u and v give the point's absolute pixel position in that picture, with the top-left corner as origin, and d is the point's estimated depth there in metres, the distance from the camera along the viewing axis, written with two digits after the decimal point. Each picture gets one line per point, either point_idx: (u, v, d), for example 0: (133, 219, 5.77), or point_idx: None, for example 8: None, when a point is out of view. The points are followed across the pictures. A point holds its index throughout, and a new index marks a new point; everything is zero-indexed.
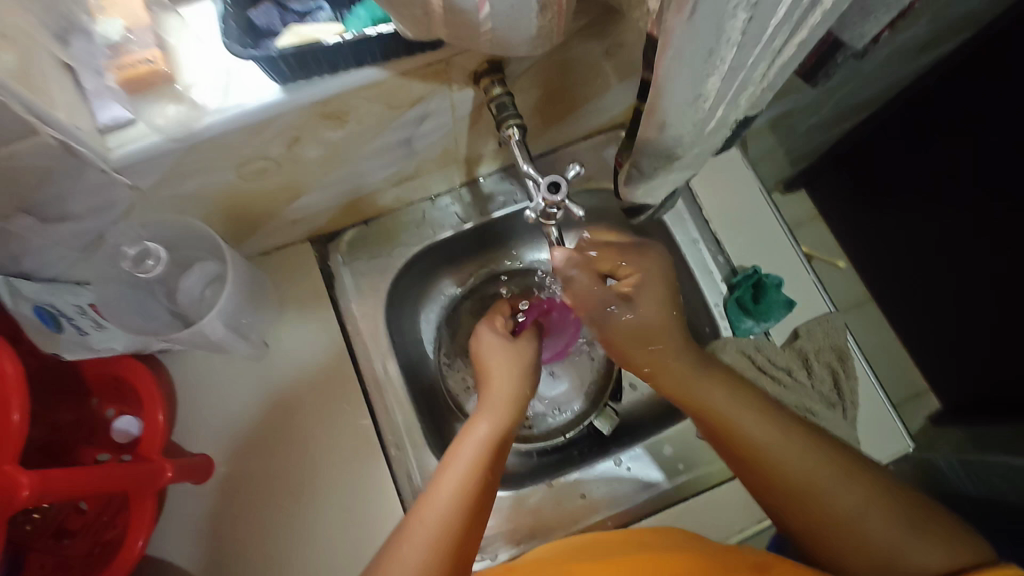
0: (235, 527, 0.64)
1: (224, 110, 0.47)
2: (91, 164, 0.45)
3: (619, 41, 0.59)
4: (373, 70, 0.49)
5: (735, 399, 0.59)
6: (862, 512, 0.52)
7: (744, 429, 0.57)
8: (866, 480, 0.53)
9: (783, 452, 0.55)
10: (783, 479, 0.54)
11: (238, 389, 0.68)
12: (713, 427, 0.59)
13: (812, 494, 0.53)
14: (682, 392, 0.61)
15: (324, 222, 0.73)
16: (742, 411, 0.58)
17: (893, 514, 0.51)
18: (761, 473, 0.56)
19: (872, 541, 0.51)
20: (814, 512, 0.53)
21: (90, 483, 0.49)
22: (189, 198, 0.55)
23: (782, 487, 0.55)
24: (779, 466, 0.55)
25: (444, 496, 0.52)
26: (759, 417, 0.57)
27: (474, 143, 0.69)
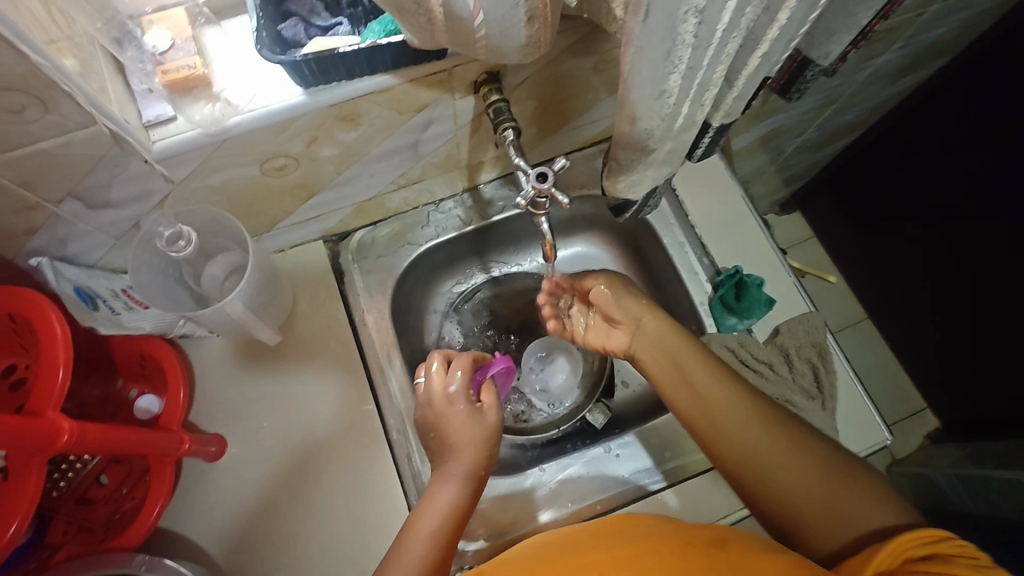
0: (245, 504, 0.68)
1: (253, 110, 0.54)
2: (136, 154, 0.52)
3: (605, 58, 0.66)
4: (384, 77, 0.56)
5: (690, 359, 0.62)
6: (796, 476, 0.52)
7: (699, 389, 0.59)
8: (813, 452, 0.53)
9: (731, 412, 0.57)
10: (726, 438, 0.56)
11: (252, 373, 0.73)
12: (669, 384, 0.62)
13: (750, 465, 0.54)
14: (662, 349, 0.64)
15: (337, 222, 0.79)
16: (700, 384, 0.60)
17: (821, 474, 0.51)
18: (708, 433, 0.58)
19: (801, 497, 0.51)
20: (749, 481, 0.54)
21: (123, 441, 0.53)
22: (217, 191, 0.62)
23: (725, 448, 0.56)
24: (722, 425, 0.57)
25: (433, 519, 0.55)
26: (714, 378, 0.60)
27: (475, 150, 0.76)
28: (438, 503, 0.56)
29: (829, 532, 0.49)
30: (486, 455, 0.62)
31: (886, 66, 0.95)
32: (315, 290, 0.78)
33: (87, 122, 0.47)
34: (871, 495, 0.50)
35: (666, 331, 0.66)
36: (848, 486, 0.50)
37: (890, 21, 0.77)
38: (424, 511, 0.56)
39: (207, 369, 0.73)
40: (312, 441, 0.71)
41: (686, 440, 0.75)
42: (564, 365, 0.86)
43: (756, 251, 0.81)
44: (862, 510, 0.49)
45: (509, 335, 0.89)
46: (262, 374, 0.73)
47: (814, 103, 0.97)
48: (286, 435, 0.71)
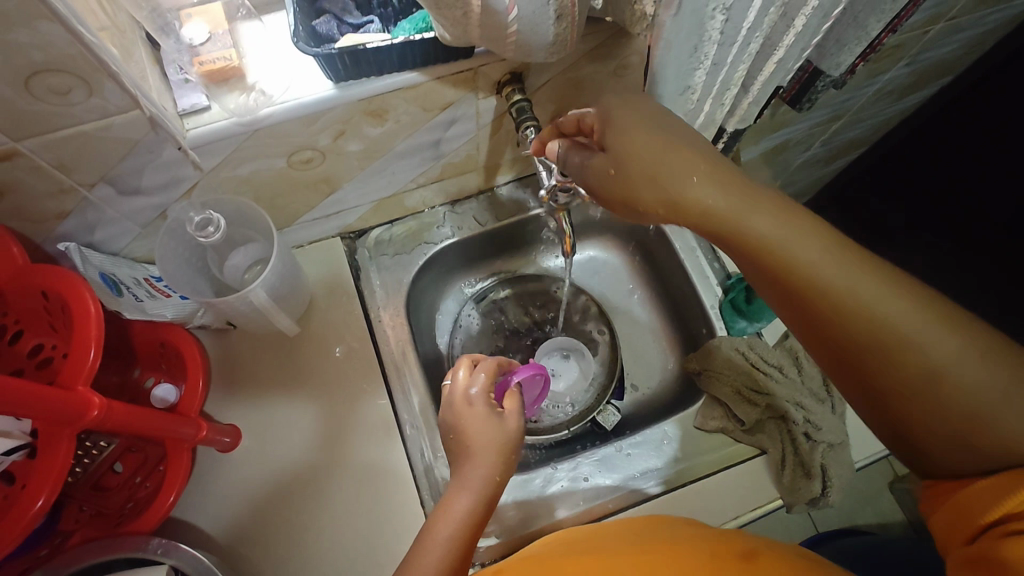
0: (257, 495, 0.68)
1: (285, 102, 0.55)
2: (170, 141, 0.53)
3: (624, 63, 0.68)
4: (412, 74, 0.57)
5: (769, 206, 0.42)
6: (961, 359, 0.37)
7: (817, 267, 0.40)
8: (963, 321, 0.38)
9: (864, 288, 0.39)
10: (862, 322, 0.39)
11: (269, 365, 0.74)
12: (781, 272, 0.41)
13: (889, 349, 0.39)
14: (730, 224, 0.42)
15: (355, 220, 0.80)
16: (803, 243, 0.41)
17: (986, 358, 0.37)
18: (837, 319, 0.40)
19: (969, 390, 0.37)
20: (889, 367, 0.39)
21: (145, 423, 0.54)
22: (244, 183, 0.63)
23: (859, 335, 0.40)
24: (849, 304, 0.39)
25: (451, 527, 0.50)
26: (827, 247, 0.41)
27: (494, 151, 0.77)
28: (457, 507, 0.52)
29: (969, 419, 0.37)
30: (505, 461, 0.57)
31: (891, 83, 0.98)
32: (332, 285, 0.79)
33: (128, 106, 0.49)
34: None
35: (744, 196, 0.42)
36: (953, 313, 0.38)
37: (898, 37, 0.79)
38: (439, 521, 0.51)
39: (224, 361, 0.73)
40: (327, 435, 0.71)
41: (697, 441, 0.75)
42: (576, 367, 0.87)
43: None
44: (998, 376, 0.36)
45: (519, 338, 0.90)
46: (278, 367, 0.74)
47: (822, 118, 1.00)
48: (301, 427, 0.71)
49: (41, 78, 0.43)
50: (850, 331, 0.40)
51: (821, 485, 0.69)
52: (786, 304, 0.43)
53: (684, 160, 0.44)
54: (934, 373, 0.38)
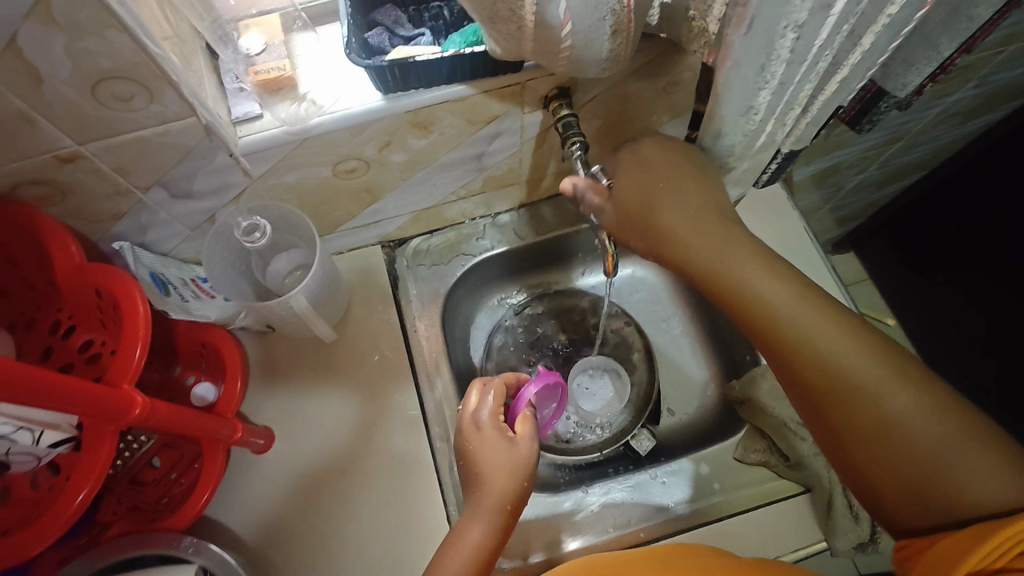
0: (287, 500, 0.68)
1: (335, 111, 0.56)
2: (222, 148, 0.55)
3: (675, 80, 0.67)
4: (460, 87, 0.57)
5: (758, 266, 0.48)
6: (917, 417, 0.42)
7: (785, 311, 0.46)
8: (916, 376, 0.43)
9: (835, 344, 0.45)
10: (839, 378, 0.44)
11: (303, 371, 0.75)
12: (762, 326, 0.47)
13: (847, 393, 0.44)
14: (711, 274, 0.50)
15: (396, 229, 0.81)
16: (780, 293, 0.47)
17: (940, 421, 0.42)
18: (807, 369, 0.46)
19: (921, 443, 0.42)
20: (845, 412, 0.45)
21: (183, 421, 0.55)
22: (290, 189, 0.64)
23: (839, 390, 0.45)
24: (822, 357, 0.45)
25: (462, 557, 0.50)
26: (799, 296, 0.47)
27: (538, 165, 0.77)
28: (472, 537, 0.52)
29: (924, 479, 0.42)
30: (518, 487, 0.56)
31: (957, 105, 0.93)
32: (369, 293, 0.79)
33: (185, 113, 0.50)
34: (977, 442, 0.41)
35: (733, 253, 0.49)
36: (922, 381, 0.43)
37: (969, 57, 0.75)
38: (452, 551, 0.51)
39: (261, 364, 0.74)
40: (358, 443, 0.71)
41: (737, 473, 0.72)
42: (611, 387, 0.86)
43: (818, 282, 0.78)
44: (947, 436, 0.42)
45: (553, 355, 0.88)
46: (313, 372, 0.75)
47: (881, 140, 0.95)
48: (333, 434, 0.72)
49: (107, 84, 0.45)
50: (819, 382, 0.45)
51: (870, 530, 0.64)
52: (764, 349, 0.49)
53: (696, 222, 0.51)
54: (894, 431, 0.43)
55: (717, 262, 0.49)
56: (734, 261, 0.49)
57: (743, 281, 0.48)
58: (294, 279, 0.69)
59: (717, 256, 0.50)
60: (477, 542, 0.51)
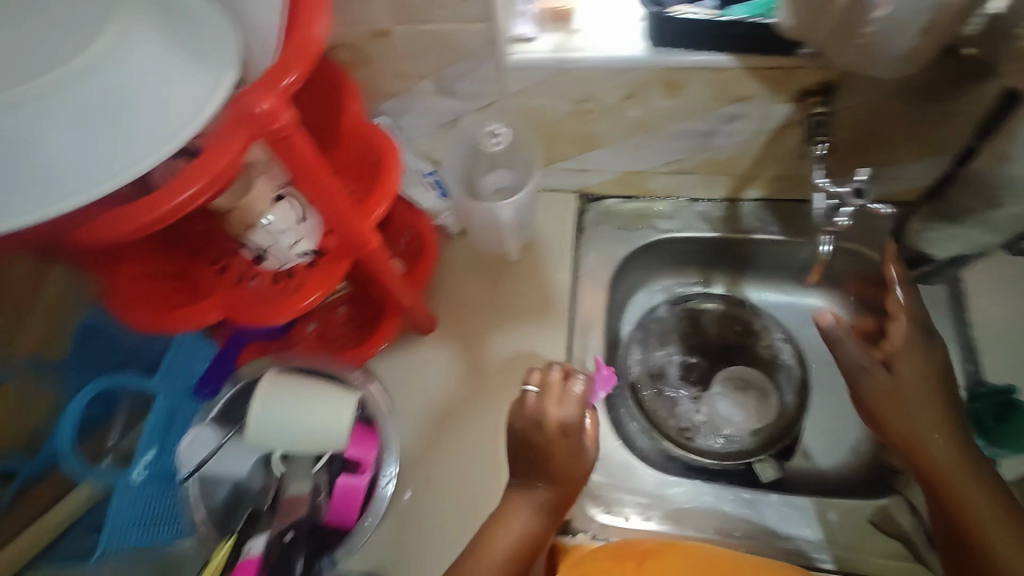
0: (431, 382, 0.76)
1: (600, 53, 0.60)
2: (495, 58, 0.61)
3: (954, 110, 0.61)
4: (725, 57, 0.58)
5: (934, 393, 0.61)
6: (1007, 541, 0.52)
7: (922, 414, 0.60)
8: (1006, 506, 0.54)
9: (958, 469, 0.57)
10: (945, 481, 0.57)
11: (476, 280, 0.82)
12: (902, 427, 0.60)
13: (951, 493, 0.56)
14: (888, 353, 0.64)
15: (596, 183, 0.84)
16: (922, 398, 0.61)
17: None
18: (929, 467, 0.58)
19: (1004, 561, 0.52)
20: (951, 508, 0.56)
21: (389, 277, 0.62)
22: (528, 115, 0.70)
23: (942, 486, 0.57)
24: (932, 456, 0.58)
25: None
26: (930, 403, 0.61)
27: (759, 162, 0.75)
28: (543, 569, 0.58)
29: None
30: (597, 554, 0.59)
31: None
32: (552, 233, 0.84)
33: (482, 18, 0.57)
34: None
35: (915, 348, 0.63)
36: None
37: None
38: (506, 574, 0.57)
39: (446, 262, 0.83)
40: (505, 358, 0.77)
41: (865, 540, 0.67)
42: (749, 406, 0.83)
43: None
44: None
45: (701, 355, 0.87)
46: (485, 285, 0.81)
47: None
48: (483, 345, 0.78)
49: None
50: (934, 474, 0.58)
51: None
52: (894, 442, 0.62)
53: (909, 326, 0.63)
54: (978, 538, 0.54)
55: (901, 380, 0.62)
56: (905, 354, 0.63)
57: (908, 410, 0.61)
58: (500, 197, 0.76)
59: (901, 346, 0.63)
60: (518, 532, 0.58)
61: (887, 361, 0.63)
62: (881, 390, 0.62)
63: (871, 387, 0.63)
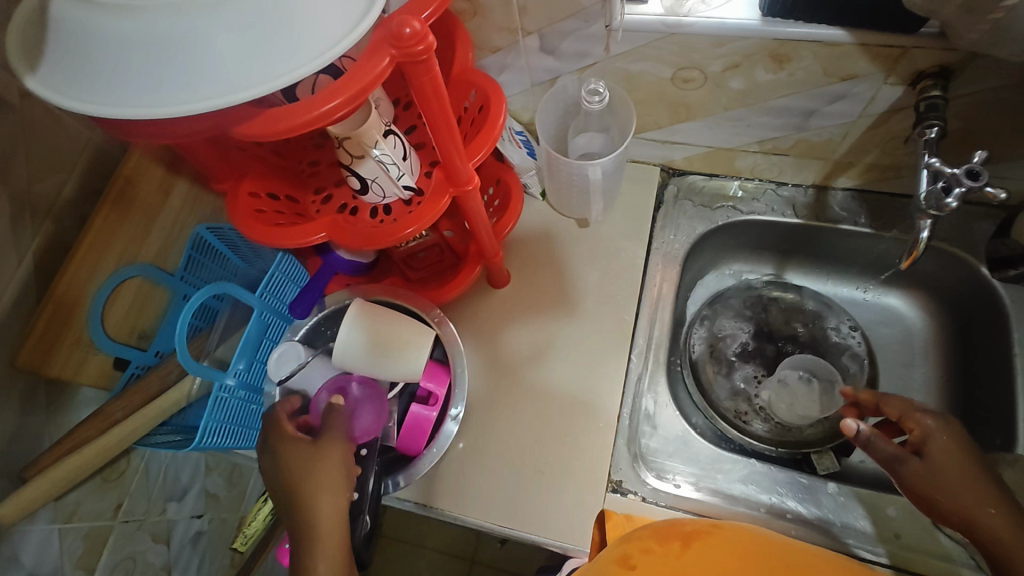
0: (496, 333, 0.77)
1: (712, 18, 0.60)
2: (604, 17, 0.62)
3: None
4: (840, 32, 0.57)
5: (970, 460, 0.58)
6: None
7: (967, 489, 0.56)
8: None
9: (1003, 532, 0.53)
10: (1015, 553, 0.52)
11: (550, 240, 0.83)
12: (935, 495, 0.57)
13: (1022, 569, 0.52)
14: (930, 488, 0.57)
15: (682, 159, 0.84)
16: (968, 488, 0.56)
17: None
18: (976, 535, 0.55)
19: None
20: None
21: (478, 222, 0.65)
22: (626, 80, 0.71)
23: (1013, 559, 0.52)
24: (993, 526, 0.54)
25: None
26: (977, 473, 0.57)
27: (857, 149, 0.73)
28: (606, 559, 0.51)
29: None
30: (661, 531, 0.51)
31: None
32: (632, 204, 0.84)
33: None
34: None
35: (951, 464, 0.58)
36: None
37: None
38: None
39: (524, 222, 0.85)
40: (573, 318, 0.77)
41: (924, 540, 0.65)
42: (817, 396, 0.80)
43: None
44: None
45: (769, 343, 0.86)
46: (560, 247, 0.82)
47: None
48: (554, 304, 0.79)
49: None
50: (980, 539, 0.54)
51: None
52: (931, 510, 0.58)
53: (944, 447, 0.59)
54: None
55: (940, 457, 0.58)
56: (944, 490, 0.57)
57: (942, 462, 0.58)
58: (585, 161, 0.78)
59: (937, 485, 0.57)
60: None
61: (918, 448, 0.61)
62: (920, 473, 0.58)
63: (912, 477, 0.59)
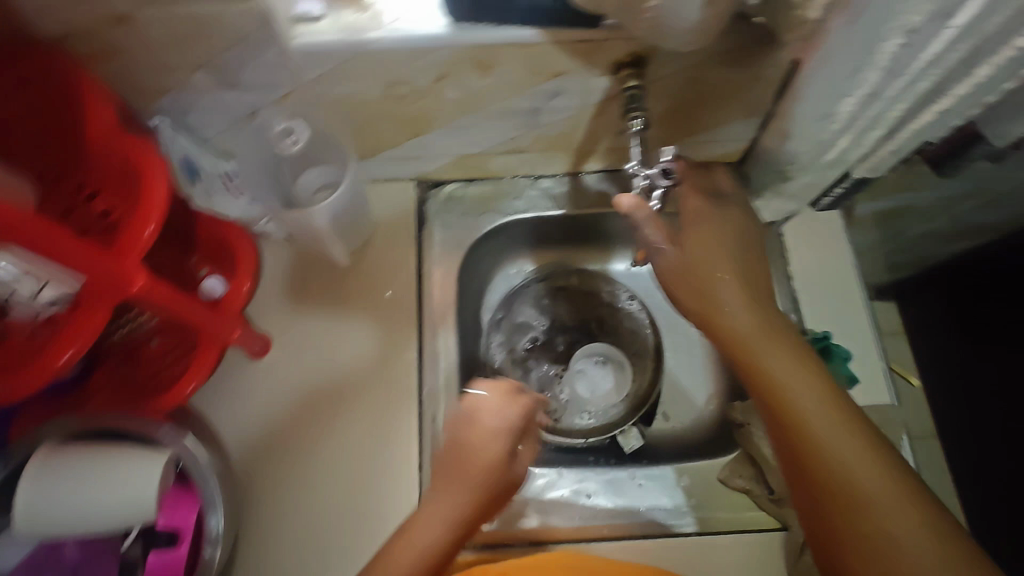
0: (272, 407, 0.70)
1: (398, 31, 0.53)
2: (275, 43, 0.52)
3: (758, 76, 0.62)
4: (531, 32, 0.54)
5: (765, 342, 0.54)
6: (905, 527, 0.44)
7: (790, 388, 0.51)
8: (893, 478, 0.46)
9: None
10: (821, 465, 0.48)
11: (309, 290, 0.74)
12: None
13: (841, 489, 0.47)
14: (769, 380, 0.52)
15: (434, 170, 0.78)
16: (800, 386, 0.51)
17: (920, 531, 0.44)
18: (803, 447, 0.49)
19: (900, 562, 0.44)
20: (832, 495, 0.47)
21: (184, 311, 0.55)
22: (334, 104, 0.62)
23: (816, 470, 0.48)
24: (808, 433, 0.49)
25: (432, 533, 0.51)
26: (807, 377, 0.52)
27: (592, 136, 0.73)
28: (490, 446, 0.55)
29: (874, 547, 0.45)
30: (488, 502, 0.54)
31: None
32: (392, 228, 0.78)
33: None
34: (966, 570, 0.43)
35: (766, 340, 0.54)
36: (907, 489, 0.46)
37: None
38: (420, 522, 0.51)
39: (273, 274, 0.75)
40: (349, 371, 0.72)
41: (716, 495, 0.70)
42: (611, 377, 0.85)
43: (852, 322, 0.74)
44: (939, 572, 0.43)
45: (560, 333, 0.87)
46: (324, 296, 0.74)
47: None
48: (325, 357, 0.72)
49: None
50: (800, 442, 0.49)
51: None
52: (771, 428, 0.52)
53: (772, 337, 0.54)
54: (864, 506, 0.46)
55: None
56: (762, 353, 0.54)
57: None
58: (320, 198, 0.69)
59: (748, 351, 0.54)
60: None
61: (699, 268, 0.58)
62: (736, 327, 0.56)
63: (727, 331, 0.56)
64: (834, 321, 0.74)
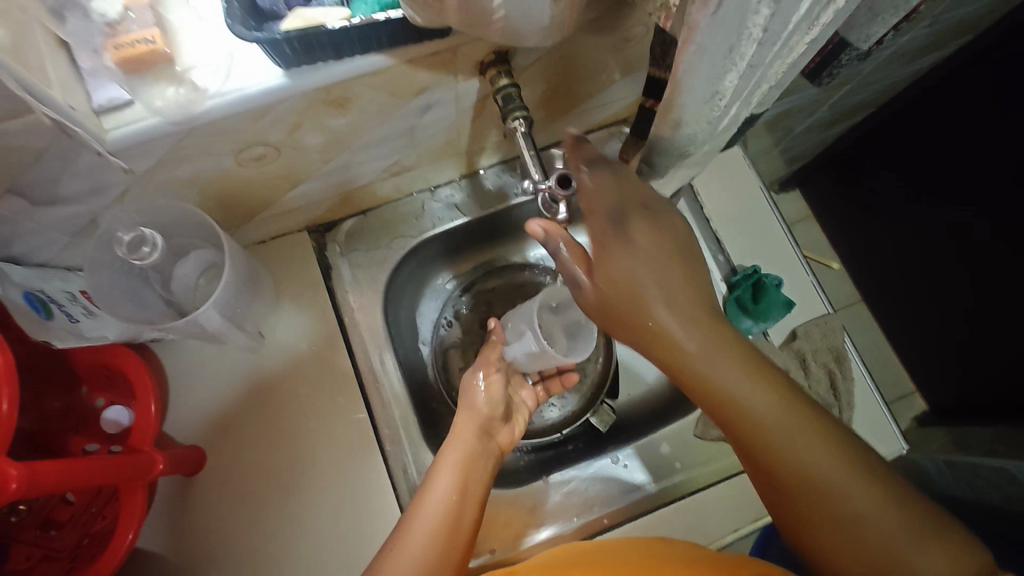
0: (224, 521, 0.64)
1: (224, 94, 0.46)
2: (86, 146, 0.44)
3: (627, 36, 0.59)
4: (378, 57, 0.48)
5: (716, 355, 0.46)
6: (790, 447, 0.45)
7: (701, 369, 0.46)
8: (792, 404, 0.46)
9: (761, 407, 0.45)
10: (800, 480, 0.45)
11: (228, 381, 0.67)
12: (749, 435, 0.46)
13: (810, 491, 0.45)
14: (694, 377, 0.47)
15: (323, 212, 0.72)
16: (724, 367, 0.46)
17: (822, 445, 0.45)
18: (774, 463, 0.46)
19: (874, 539, 0.43)
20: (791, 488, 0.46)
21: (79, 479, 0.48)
22: (187, 183, 0.54)
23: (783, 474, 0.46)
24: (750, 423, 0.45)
25: (436, 503, 0.55)
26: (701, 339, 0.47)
27: (478, 136, 0.69)
28: (461, 436, 0.62)
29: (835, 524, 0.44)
30: (477, 470, 0.60)
31: None
32: (298, 288, 0.71)
33: (22, 109, 0.39)
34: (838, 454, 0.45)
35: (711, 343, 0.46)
36: (796, 411, 0.46)
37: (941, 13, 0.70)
38: (426, 494, 0.56)
39: (179, 378, 0.67)
40: (293, 453, 0.66)
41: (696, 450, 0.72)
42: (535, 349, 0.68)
43: (773, 246, 0.76)
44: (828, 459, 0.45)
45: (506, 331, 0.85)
46: (250, 385, 0.68)
47: (836, 106, 0.91)
48: (265, 445, 0.66)
49: None
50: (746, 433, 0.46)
51: None
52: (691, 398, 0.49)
53: (725, 362, 0.46)
54: (854, 525, 0.44)
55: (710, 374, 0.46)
56: (714, 363, 0.46)
57: (709, 374, 0.46)
58: (205, 285, 0.61)
59: (705, 374, 0.46)
60: None
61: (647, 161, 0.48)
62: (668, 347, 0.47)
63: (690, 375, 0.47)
64: (757, 251, 0.76)
